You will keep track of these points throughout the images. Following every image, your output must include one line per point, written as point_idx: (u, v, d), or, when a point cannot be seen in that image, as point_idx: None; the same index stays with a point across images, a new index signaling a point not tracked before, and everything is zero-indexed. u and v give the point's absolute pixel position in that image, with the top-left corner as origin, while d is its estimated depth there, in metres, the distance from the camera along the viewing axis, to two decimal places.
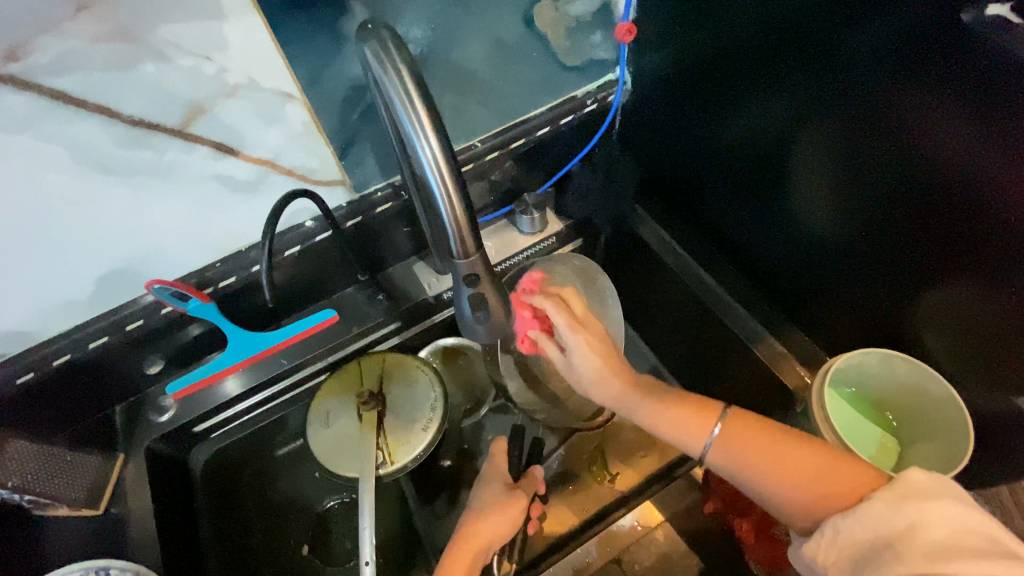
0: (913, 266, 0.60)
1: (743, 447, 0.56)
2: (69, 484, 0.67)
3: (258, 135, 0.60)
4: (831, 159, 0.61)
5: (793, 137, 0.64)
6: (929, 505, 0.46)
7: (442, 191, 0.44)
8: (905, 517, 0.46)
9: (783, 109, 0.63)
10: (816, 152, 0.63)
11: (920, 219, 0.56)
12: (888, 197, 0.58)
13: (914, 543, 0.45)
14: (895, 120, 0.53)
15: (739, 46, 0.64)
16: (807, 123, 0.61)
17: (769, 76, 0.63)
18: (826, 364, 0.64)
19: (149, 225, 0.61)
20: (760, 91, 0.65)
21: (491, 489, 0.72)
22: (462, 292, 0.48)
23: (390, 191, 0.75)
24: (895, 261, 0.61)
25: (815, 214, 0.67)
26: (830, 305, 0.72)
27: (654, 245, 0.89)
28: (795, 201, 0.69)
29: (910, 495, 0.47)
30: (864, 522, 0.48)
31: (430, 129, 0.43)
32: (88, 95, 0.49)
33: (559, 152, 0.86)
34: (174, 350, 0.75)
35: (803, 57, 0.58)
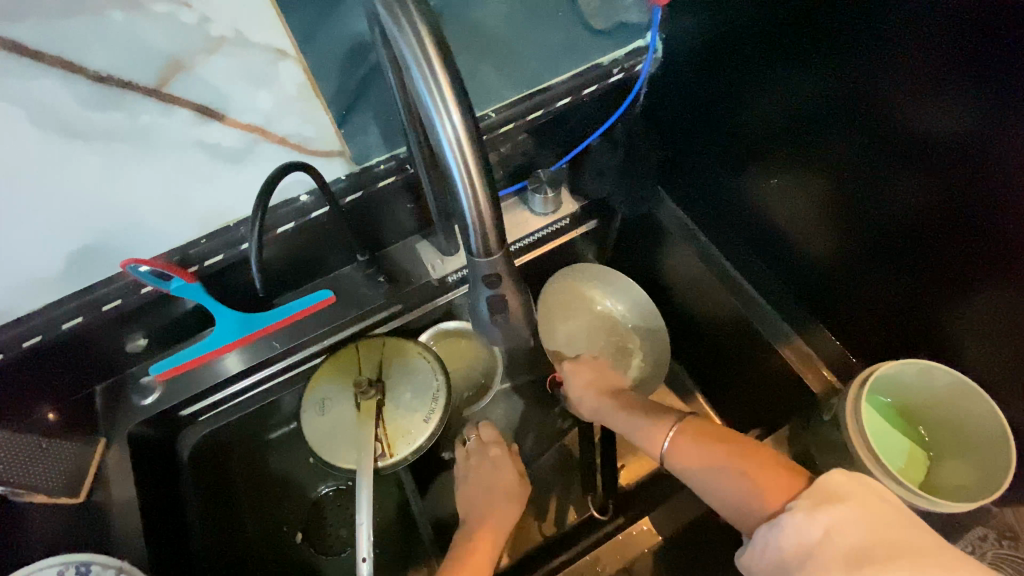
0: (948, 271, 0.56)
1: (682, 456, 0.62)
2: (46, 474, 0.62)
3: (246, 98, 0.52)
4: (872, 151, 0.56)
5: (822, 118, 0.59)
6: (844, 512, 0.47)
7: (463, 177, 0.38)
8: (822, 525, 0.47)
9: (818, 86, 0.58)
10: (857, 142, 0.57)
11: (965, 221, 0.52)
12: (930, 195, 0.54)
13: (830, 551, 0.46)
14: (955, 111, 0.48)
15: (788, 17, 0.57)
16: (845, 105, 0.56)
17: (817, 53, 0.56)
18: (862, 374, 0.59)
19: (126, 197, 0.54)
20: (797, 65, 0.59)
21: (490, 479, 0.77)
22: (480, 294, 0.42)
23: (395, 165, 0.67)
24: (929, 267, 0.57)
25: (847, 210, 0.63)
26: (852, 307, 0.68)
27: (673, 231, 0.83)
28: (824, 195, 0.64)
29: (825, 500, 0.48)
30: (786, 535, 0.49)
31: (452, 102, 0.37)
32: (44, 46, 0.42)
33: (577, 125, 0.79)
34: (158, 329, 0.70)
35: (853, 26, 0.52)
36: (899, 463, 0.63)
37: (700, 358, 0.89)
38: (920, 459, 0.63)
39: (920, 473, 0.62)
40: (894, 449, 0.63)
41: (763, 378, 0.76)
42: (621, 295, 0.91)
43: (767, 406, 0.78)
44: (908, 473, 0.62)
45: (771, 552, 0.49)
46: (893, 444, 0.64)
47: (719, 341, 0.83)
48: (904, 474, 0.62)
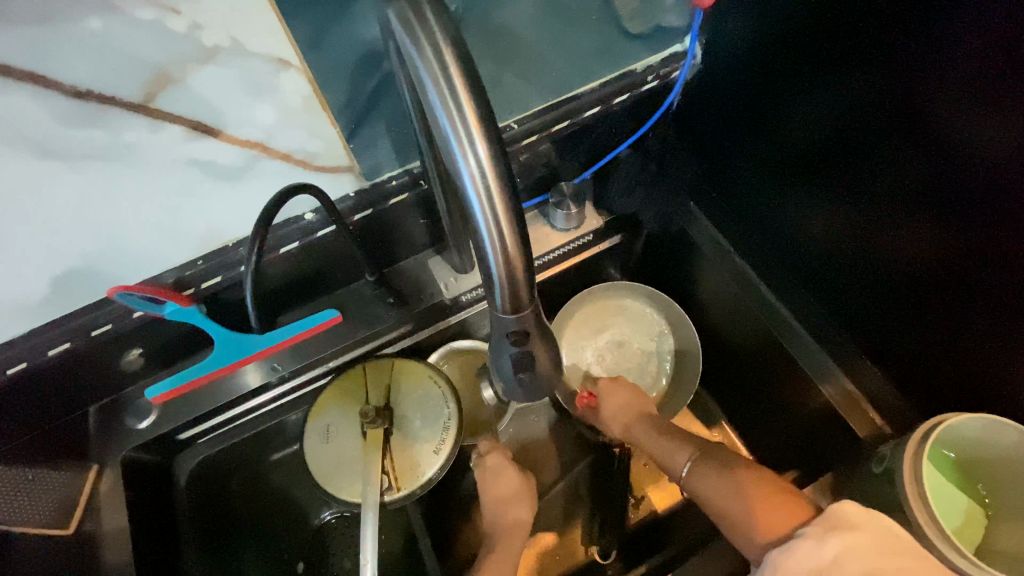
0: (990, 318, 0.52)
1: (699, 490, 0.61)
2: (36, 505, 0.60)
3: (245, 111, 0.47)
4: (907, 174, 0.52)
5: (875, 146, 0.54)
6: (854, 539, 0.47)
7: (489, 223, 0.32)
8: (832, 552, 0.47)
9: (871, 108, 0.52)
10: (893, 163, 0.53)
11: (1002, 257, 0.48)
12: (967, 226, 0.49)
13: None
14: (1005, 137, 0.43)
15: (835, 27, 0.52)
16: (898, 132, 0.51)
17: (861, 67, 0.51)
18: (921, 428, 0.53)
19: (113, 219, 0.49)
20: (849, 83, 0.53)
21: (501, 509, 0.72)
22: (504, 351, 0.37)
23: (407, 180, 0.62)
24: (970, 306, 0.53)
25: (878, 235, 0.58)
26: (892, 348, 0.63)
27: (705, 250, 0.77)
28: (854, 219, 0.60)
29: (835, 527, 0.48)
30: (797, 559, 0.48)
31: (478, 135, 0.31)
32: (11, 57, 0.37)
33: (606, 135, 0.73)
34: (154, 349, 0.66)
35: (914, 42, 0.46)
36: (955, 522, 0.56)
37: (730, 386, 0.83)
38: (978, 519, 0.57)
39: (977, 533, 0.56)
40: (950, 507, 0.57)
41: (801, 414, 0.71)
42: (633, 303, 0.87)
43: (804, 444, 0.72)
44: (965, 534, 0.56)
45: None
46: (948, 500, 0.57)
47: (752, 370, 0.77)
48: (960, 535, 0.55)
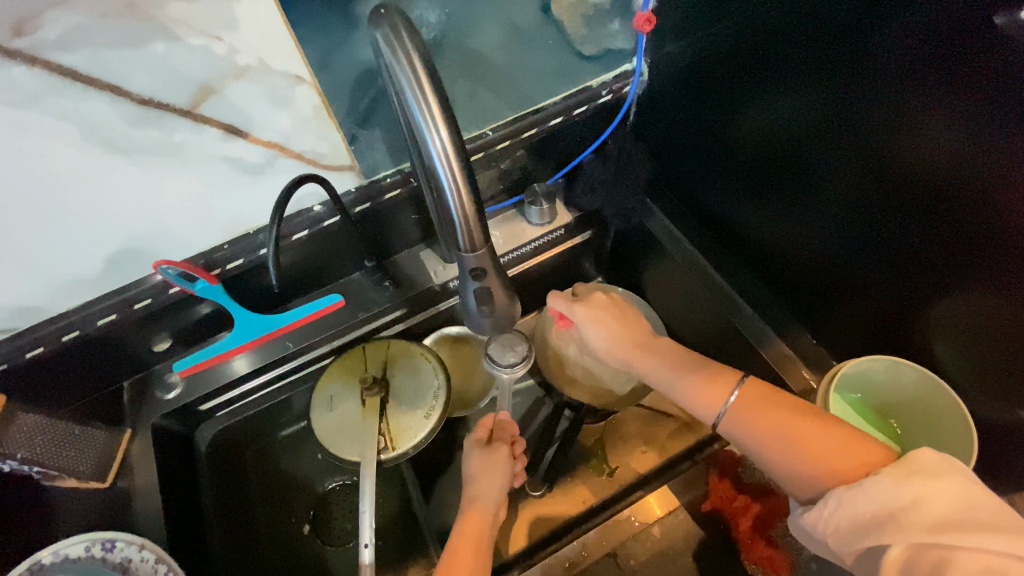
0: (913, 277, 0.60)
1: (750, 419, 0.59)
2: (79, 457, 0.68)
3: (267, 117, 0.59)
4: (838, 171, 0.62)
5: (803, 146, 0.64)
6: (937, 484, 0.46)
7: (450, 182, 0.44)
8: (910, 493, 0.46)
9: (784, 109, 0.64)
10: (823, 161, 0.63)
11: (925, 235, 0.57)
12: (890, 210, 0.59)
13: (915, 517, 0.45)
14: (907, 132, 0.53)
15: (754, 43, 0.63)
16: (808, 125, 0.62)
17: (783, 73, 0.62)
18: (831, 369, 0.63)
19: (158, 206, 0.61)
20: (768, 87, 0.64)
21: (490, 475, 0.74)
22: (468, 286, 0.48)
23: (400, 178, 0.74)
24: (904, 264, 0.61)
25: (818, 226, 0.68)
26: (841, 312, 0.71)
27: (663, 241, 0.88)
28: (799, 213, 0.70)
29: (917, 472, 0.47)
30: (868, 499, 0.48)
31: (439, 117, 0.43)
32: (97, 73, 0.49)
33: (570, 142, 0.85)
34: (182, 329, 0.77)
35: (813, 50, 0.57)
36: None
37: None
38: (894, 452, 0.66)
39: None
40: None
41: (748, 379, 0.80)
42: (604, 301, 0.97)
43: None
44: None
45: (846, 516, 0.49)
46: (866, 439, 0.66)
47: (708, 345, 0.87)
48: None
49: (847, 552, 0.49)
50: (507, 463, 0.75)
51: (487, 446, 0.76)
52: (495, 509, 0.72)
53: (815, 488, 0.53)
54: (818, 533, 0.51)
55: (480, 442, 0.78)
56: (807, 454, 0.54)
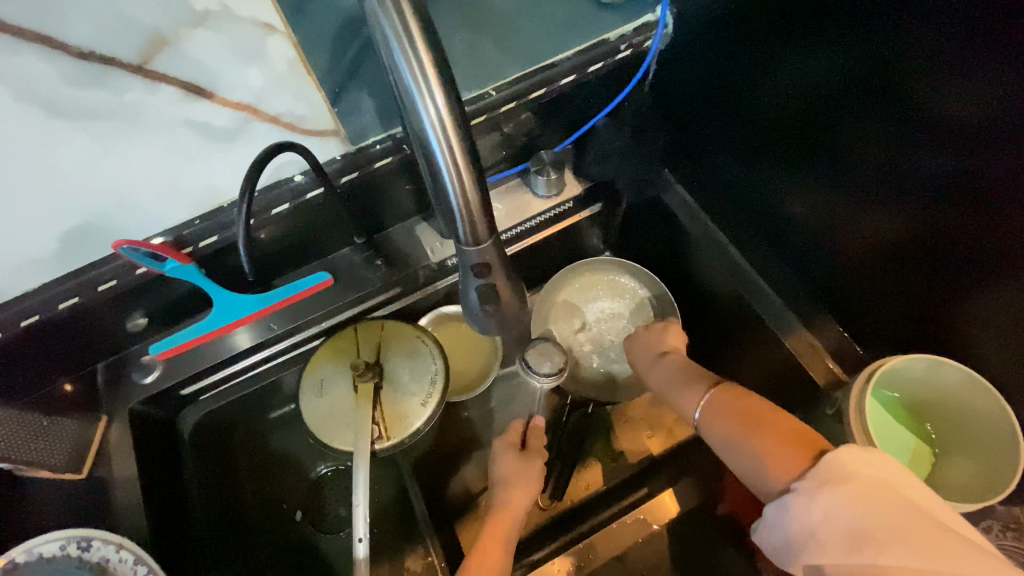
0: (952, 265, 0.55)
1: (717, 427, 0.62)
2: (50, 449, 0.64)
3: (235, 76, 0.55)
4: (881, 148, 0.55)
5: (840, 118, 0.57)
6: (845, 498, 0.47)
7: (448, 163, 0.37)
8: (820, 508, 0.48)
9: (826, 72, 0.55)
10: (866, 136, 0.55)
11: (975, 221, 0.51)
12: (934, 195, 0.53)
13: (834, 534, 0.47)
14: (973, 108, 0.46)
15: None
16: (852, 92, 0.54)
17: (826, 31, 0.53)
18: (870, 368, 0.57)
19: (116, 176, 0.54)
20: (807, 46, 0.56)
21: (515, 487, 0.73)
22: (470, 283, 0.42)
23: (391, 145, 0.61)
24: (943, 248, 0.55)
25: (853, 209, 0.61)
26: (862, 301, 0.66)
27: (680, 216, 0.81)
28: (838, 195, 0.62)
29: (830, 483, 0.49)
30: (790, 518, 0.50)
31: (435, 84, 0.35)
32: (42, 28, 0.50)
33: (582, 104, 0.76)
34: (157, 308, 0.70)
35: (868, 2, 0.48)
36: (903, 458, 0.60)
37: (705, 348, 0.88)
38: (925, 455, 0.61)
39: (925, 467, 0.60)
40: (896, 444, 0.61)
41: (766, 367, 0.75)
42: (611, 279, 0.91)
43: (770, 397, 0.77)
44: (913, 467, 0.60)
45: (781, 536, 0.51)
46: (897, 439, 0.61)
47: (723, 330, 0.82)
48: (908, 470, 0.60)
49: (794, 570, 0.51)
50: (540, 471, 0.75)
51: (524, 453, 0.76)
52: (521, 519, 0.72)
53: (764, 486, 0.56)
54: (770, 549, 0.53)
55: (513, 447, 0.76)
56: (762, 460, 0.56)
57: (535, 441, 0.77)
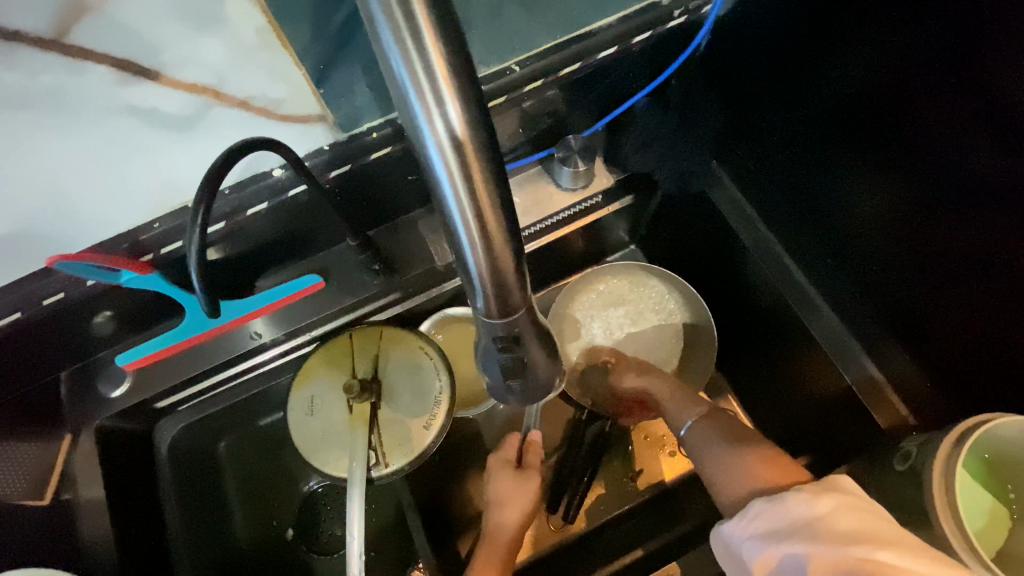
0: None
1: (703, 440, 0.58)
2: (12, 472, 0.57)
3: (188, 50, 0.40)
4: (977, 159, 0.45)
5: (943, 119, 0.45)
6: (850, 499, 0.42)
7: (458, 197, 0.28)
8: (821, 506, 0.41)
9: (944, 57, 0.43)
10: (965, 142, 0.45)
11: None
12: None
13: (827, 529, 0.40)
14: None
15: None
16: (969, 89, 0.43)
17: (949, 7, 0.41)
18: (956, 427, 0.49)
19: (51, 177, 0.43)
20: (920, 25, 0.44)
21: (507, 509, 0.66)
22: (490, 351, 0.34)
23: (391, 132, 0.53)
24: None
25: (929, 229, 0.51)
26: (923, 336, 0.57)
27: (727, 216, 0.70)
28: (916, 209, 0.52)
29: (833, 488, 0.43)
30: (782, 510, 0.43)
31: (448, 92, 0.26)
32: None
33: (620, 80, 0.63)
34: (122, 314, 0.61)
35: None
36: (978, 522, 0.52)
37: (742, 359, 0.79)
38: (1002, 518, 0.52)
39: (1001, 533, 0.52)
40: (972, 506, 0.52)
41: (818, 395, 0.66)
42: (632, 281, 0.82)
43: (816, 425, 0.68)
44: (988, 533, 0.52)
45: (759, 529, 0.44)
46: (973, 500, 0.53)
47: (768, 343, 0.73)
48: (983, 537, 0.51)
49: (758, 564, 0.42)
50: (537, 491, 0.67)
51: (521, 473, 0.67)
52: (514, 545, 0.65)
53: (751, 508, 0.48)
54: (731, 555, 0.45)
55: (509, 465, 0.68)
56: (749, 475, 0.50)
57: (534, 458, 0.68)
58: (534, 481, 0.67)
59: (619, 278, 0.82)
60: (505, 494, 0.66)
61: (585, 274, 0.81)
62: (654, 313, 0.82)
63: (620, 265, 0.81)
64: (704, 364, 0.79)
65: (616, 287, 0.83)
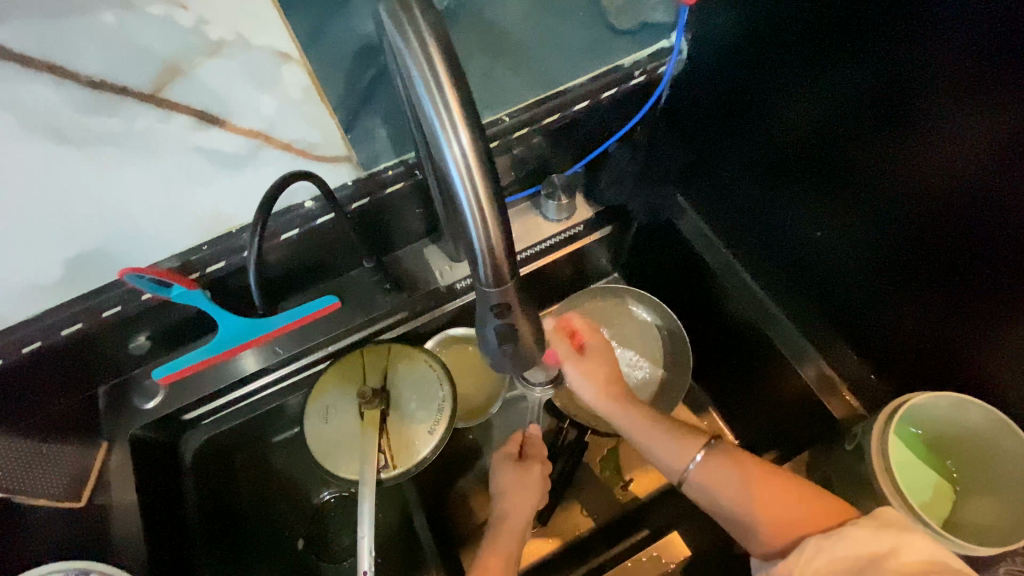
0: (959, 295, 0.55)
1: (713, 473, 0.60)
2: (48, 477, 0.62)
3: (247, 102, 0.50)
4: (891, 174, 0.55)
5: (866, 146, 0.56)
6: (903, 534, 0.48)
7: (471, 200, 0.37)
8: (886, 544, 0.47)
9: (851, 98, 0.55)
10: (882, 161, 0.55)
11: (989, 248, 0.50)
12: (946, 220, 0.52)
13: (892, 564, 0.46)
14: (987, 138, 0.46)
15: (815, 23, 0.54)
16: (877, 123, 0.54)
17: (847, 59, 0.53)
18: (891, 403, 0.56)
19: (117, 198, 0.52)
20: (830, 73, 0.55)
21: (516, 500, 0.71)
22: (489, 322, 0.42)
23: (403, 170, 0.64)
24: (963, 276, 0.54)
25: (863, 233, 0.61)
26: (863, 331, 0.66)
27: (693, 241, 0.81)
28: (847, 219, 0.62)
29: (888, 524, 0.49)
30: (847, 546, 0.48)
31: (460, 121, 0.36)
32: (35, 51, 0.41)
33: (596, 127, 0.75)
34: (160, 331, 0.68)
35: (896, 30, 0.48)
36: (925, 496, 0.60)
37: (716, 371, 0.87)
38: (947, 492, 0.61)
39: (946, 506, 0.60)
40: (917, 482, 0.61)
41: (782, 396, 0.74)
42: (617, 306, 0.91)
43: (783, 424, 0.76)
44: (936, 506, 0.60)
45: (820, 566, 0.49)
46: (918, 477, 0.61)
47: (736, 354, 0.81)
48: (930, 509, 0.59)
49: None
50: (541, 483, 0.72)
51: (522, 462, 0.73)
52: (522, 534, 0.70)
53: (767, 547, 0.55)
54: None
55: (511, 457, 0.74)
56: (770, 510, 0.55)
57: (534, 449, 0.75)
58: (538, 473, 0.72)
59: (603, 301, 0.91)
60: (511, 488, 0.71)
61: (569, 300, 0.90)
62: (639, 333, 0.90)
63: (602, 289, 0.91)
64: (683, 380, 0.87)
65: (601, 313, 0.91)
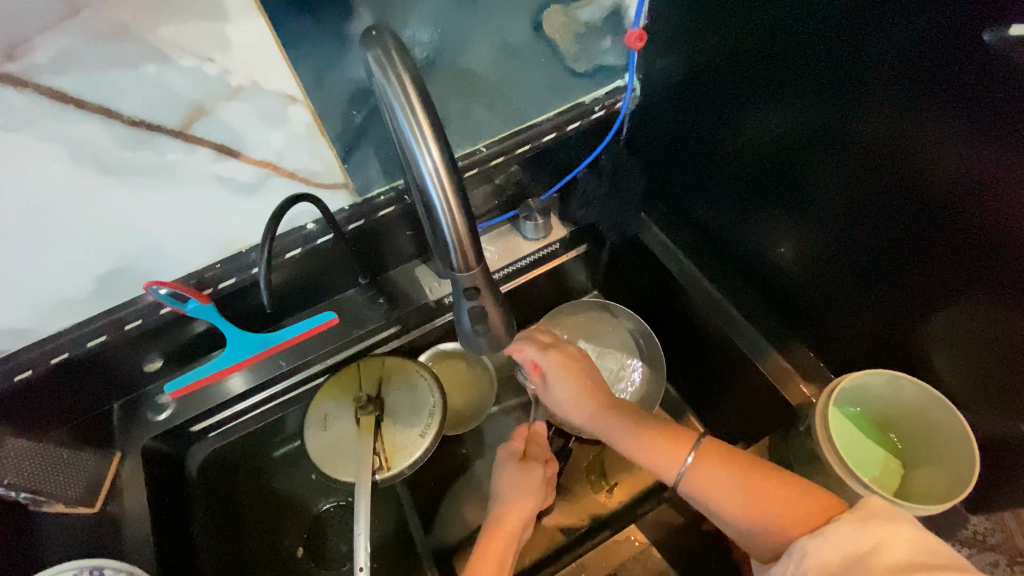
0: (897, 279, 0.62)
1: (708, 479, 0.59)
2: (67, 482, 0.67)
3: (259, 136, 0.60)
4: (821, 178, 0.63)
5: (797, 156, 0.65)
6: (892, 527, 0.48)
7: (443, 202, 0.46)
8: (870, 538, 0.48)
9: (778, 118, 0.64)
10: (812, 167, 0.64)
11: (910, 235, 0.58)
12: (872, 213, 0.60)
13: (877, 561, 0.47)
14: (887, 143, 0.55)
15: (741, 60, 0.65)
16: (803, 137, 0.62)
17: (772, 86, 0.63)
18: (833, 384, 0.67)
19: (144, 221, 0.60)
20: (760, 98, 0.65)
21: (514, 501, 0.72)
22: (463, 305, 0.51)
23: (394, 195, 0.75)
24: (894, 261, 0.61)
25: (806, 233, 0.69)
26: (816, 322, 0.73)
27: (660, 256, 0.88)
28: (791, 221, 0.70)
29: (871, 516, 0.49)
30: (831, 544, 0.49)
31: (431, 138, 0.45)
32: (86, 96, 0.49)
33: (565, 156, 0.86)
34: (174, 348, 0.75)
35: (803, 59, 0.58)
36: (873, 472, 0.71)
37: (689, 376, 0.93)
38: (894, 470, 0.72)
39: (895, 481, 0.71)
40: (866, 459, 0.72)
41: (747, 391, 0.80)
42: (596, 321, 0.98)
43: (752, 417, 0.81)
44: (882, 480, 0.71)
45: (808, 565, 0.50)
46: (868, 456, 0.72)
47: (704, 356, 0.87)
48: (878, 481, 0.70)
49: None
50: (541, 481, 0.74)
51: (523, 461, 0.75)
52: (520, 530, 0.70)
53: (764, 551, 0.56)
54: None
55: (514, 455, 0.76)
56: (770, 514, 0.55)
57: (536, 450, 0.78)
58: (536, 469, 0.74)
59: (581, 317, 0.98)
60: (509, 487, 0.73)
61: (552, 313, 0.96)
62: (617, 343, 0.96)
63: (580, 304, 0.97)
64: (660, 387, 0.93)
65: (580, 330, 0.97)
